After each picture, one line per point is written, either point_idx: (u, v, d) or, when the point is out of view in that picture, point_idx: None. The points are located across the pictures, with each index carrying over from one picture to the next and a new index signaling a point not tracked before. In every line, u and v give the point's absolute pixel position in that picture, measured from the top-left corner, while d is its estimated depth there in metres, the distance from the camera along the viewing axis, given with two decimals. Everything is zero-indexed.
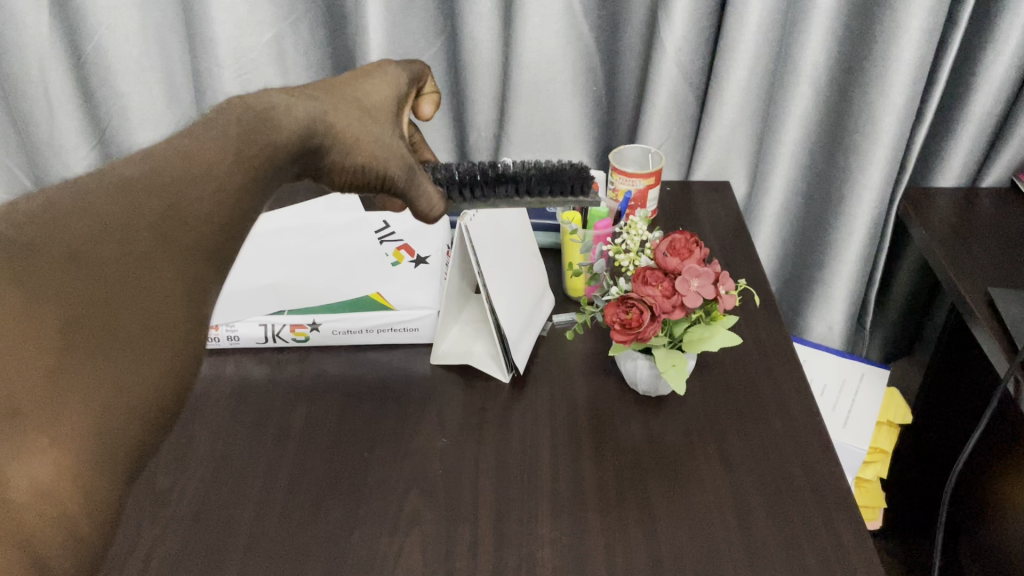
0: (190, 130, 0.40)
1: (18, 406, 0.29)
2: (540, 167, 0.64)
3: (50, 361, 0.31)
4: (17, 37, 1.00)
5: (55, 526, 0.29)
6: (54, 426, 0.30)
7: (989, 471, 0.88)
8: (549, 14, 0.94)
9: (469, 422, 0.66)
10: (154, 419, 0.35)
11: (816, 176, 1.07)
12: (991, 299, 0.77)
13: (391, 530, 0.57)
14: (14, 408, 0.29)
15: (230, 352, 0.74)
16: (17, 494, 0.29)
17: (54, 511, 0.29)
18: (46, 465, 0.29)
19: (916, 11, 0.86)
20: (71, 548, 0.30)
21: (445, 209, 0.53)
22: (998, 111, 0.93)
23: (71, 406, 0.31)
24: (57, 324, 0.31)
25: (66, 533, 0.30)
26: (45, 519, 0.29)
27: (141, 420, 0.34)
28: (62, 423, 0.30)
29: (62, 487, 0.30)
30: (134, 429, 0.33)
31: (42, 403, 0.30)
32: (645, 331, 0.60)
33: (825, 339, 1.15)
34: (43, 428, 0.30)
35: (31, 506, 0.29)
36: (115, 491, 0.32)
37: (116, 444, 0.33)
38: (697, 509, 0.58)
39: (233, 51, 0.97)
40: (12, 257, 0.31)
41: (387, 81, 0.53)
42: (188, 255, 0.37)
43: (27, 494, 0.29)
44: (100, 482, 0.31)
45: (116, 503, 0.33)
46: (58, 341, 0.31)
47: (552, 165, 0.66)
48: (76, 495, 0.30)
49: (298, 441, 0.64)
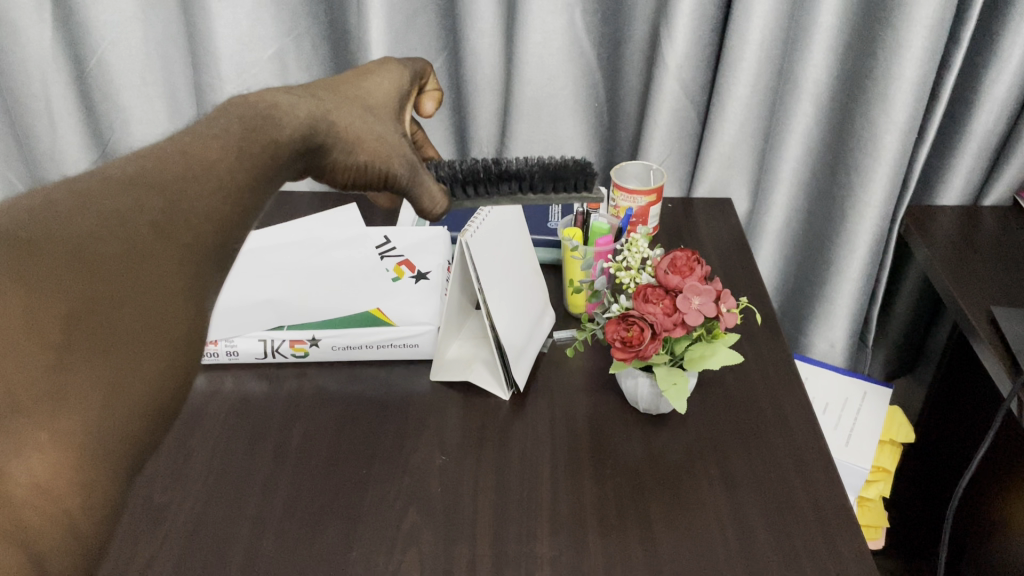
0: (192, 130, 0.41)
1: (18, 403, 0.29)
2: (543, 163, 0.64)
3: (47, 357, 0.30)
4: (21, 51, 1.01)
5: (55, 522, 0.28)
6: (55, 421, 0.29)
7: (992, 494, 0.88)
8: (551, 31, 0.95)
9: (469, 440, 0.65)
10: (153, 417, 0.33)
11: (817, 192, 1.06)
12: (994, 318, 0.77)
13: (389, 549, 0.56)
14: (14, 405, 0.29)
15: (229, 367, 0.73)
16: (16, 489, 0.28)
17: (53, 507, 0.28)
18: (47, 459, 0.29)
19: (920, 29, 0.86)
20: (71, 547, 0.29)
21: (449, 206, 0.52)
22: (1000, 129, 0.94)
23: (76, 400, 0.30)
24: (57, 318, 0.31)
25: (65, 532, 0.29)
26: (44, 517, 0.28)
27: (142, 415, 0.33)
28: (64, 417, 0.30)
29: (63, 481, 0.29)
30: (136, 426, 0.32)
31: (42, 398, 0.29)
32: (646, 350, 0.60)
33: (827, 356, 1.14)
34: (43, 423, 0.29)
35: (29, 501, 0.28)
36: (116, 488, 0.31)
37: (116, 441, 0.31)
38: (697, 528, 0.57)
39: (236, 65, 0.97)
40: (13, 251, 0.31)
41: (389, 79, 0.53)
42: (188, 252, 0.36)
43: (27, 490, 0.28)
44: (100, 479, 0.30)
45: (117, 503, 0.31)
46: (60, 334, 0.31)
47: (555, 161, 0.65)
48: (76, 491, 0.29)
49: (295, 458, 0.64)
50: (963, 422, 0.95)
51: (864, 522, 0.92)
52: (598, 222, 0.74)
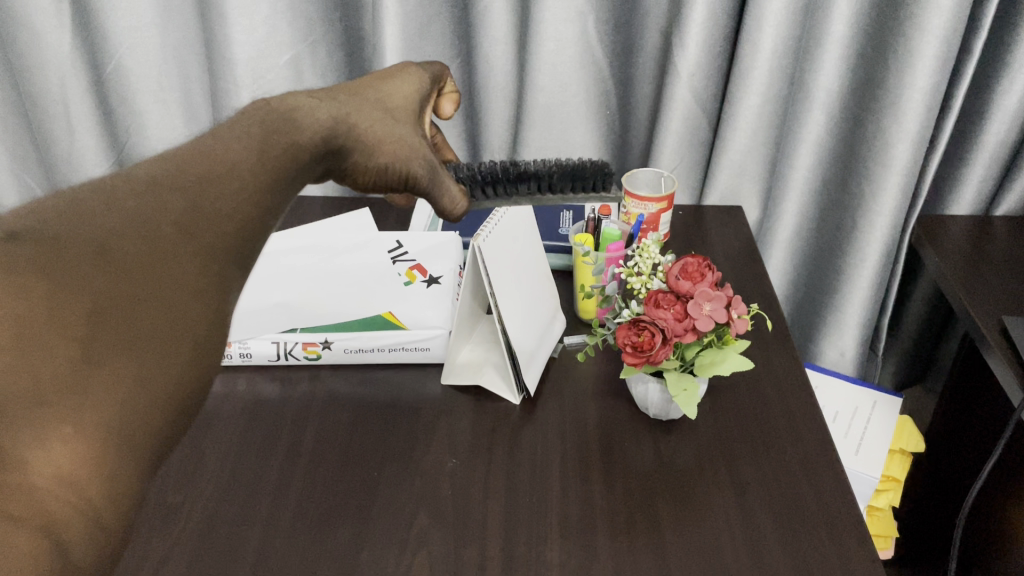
0: (214, 133, 0.41)
1: (42, 395, 0.29)
2: (562, 164, 0.66)
3: (70, 350, 0.31)
4: (41, 55, 1.03)
5: (78, 513, 0.29)
6: (77, 413, 0.30)
7: (1001, 508, 0.87)
8: (564, 39, 0.96)
9: (479, 443, 0.66)
10: (175, 413, 0.34)
11: (827, 200, 1.07)
12: (1004, 327, 0.77)
13: (400, 549, 0.56)
14: (38, 397, 0.29)
15: (242, 369, 0.74)
16: (40, 479, 0.28)
17: (77, 498, 0.29)
18: (70, 450, 0.29)
19: (931, 40, 0.86)
20: (94, 538, 0.30)
21: (468, 206, 0.53)
22: (1011, 139, 0.94)
23: (98, 394, 0.31)
24: (81, 315, 0.32)
25: (88, 521, 0.29)
26: (69, 506, 0.29)
27: (162, 410, 0.33)
28: (87, 409, 0.30)
29: (86, 474, 0.29)
30: (158, 423, 0.33)
31: (64, 390, 0.30)
32: (657, 354, 0.60)
33: (837, 365, 1.14)
34: (66, 415, 0.30)
35: (53, 491, 0.28)
36: (137, 481, 0.31)
37: (136, 436, 0.32)
38: (706, 533, 0.58)
39: (252, 71, 0.98)
40: (40, 247, 0.32)
41: (409, 82, 0.53)
42: (210, 252, 0.37)
43: (51, 480, 0.28)
44: (123, 473, 0.31)
45: (139, 495, 0.32)
46: (84, 328, 0.31)
47: (573, 163, 0.67)
48: (99, 483, 0.30)
49: (306, 461, 0.64)
50: (971, 433, 0.95)
51: (873, 532, 0.92)
52: (610, 228, 0.74)
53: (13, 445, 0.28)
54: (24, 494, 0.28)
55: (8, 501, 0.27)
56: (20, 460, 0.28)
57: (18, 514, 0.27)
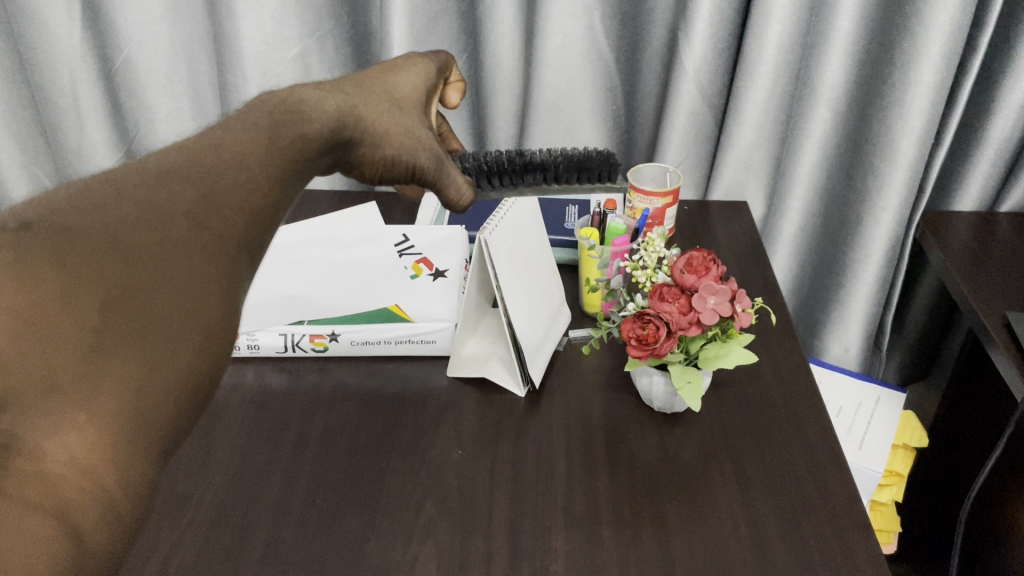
0: (224, 124, 0.42)
1: (55, 382, 0.30)
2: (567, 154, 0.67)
3: (83, 337, 0.31)
4: (52, 48, 1.04)
5: (92, 499, 0.29)
6: (91, 401, 0.30)
7: (1004, 502, 0.87)
8: (570, 34, 0.97)
9: (484, 435, 0.66)
10: (187, 400, 0.34)
11: (832, 197, 1.07)
12: (1009, 323, 0.77)
13: (406, 539, 0.57)
14: (51, 384, 0.30)
15: (252, 360, 0.75)
16: (53, 465, 0.29)
17: (90, 485, 0.29)
18: (84, 439, 0.30)
19: (938, 36, 0.86)
20: (108, 524, 0.30)
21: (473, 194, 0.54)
22: (1017, 135, 0.94)
23: (112, 382, 0.31)
24: (94, 303, 0.32)
25: (104, 508, 0.30)
26: (83, 492, 0.29)
27: (176, 398, 0.34)
28: (102, 397, 0.31)
29: (99, 461, 0.30)
30: (168, 412, 0.33)
31: (78, 378, 0.30)
32: (661, 347, 0.61)
33: (842, 361, 1.14)
34: (81, 404, 0.30)
35: (69, 477, 0.29)
36: (150, 469, 0.32)
37: (149, 424, 0.32)
38: (710, 526, 0.58)
39: (260, 64, 0.99)
40: (53, 235, 0.33)
41: (416, 74, 0.54)
42: (220, 243, 0.37)
43: (65, 467, 0.29)
44: (135, 460, 0.31)
45: (150, 482, 0.32)
46: (96, 316, 0.32)
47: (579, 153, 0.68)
48: (112, 470, 0.30)
49: (314, 451, 0.65)
50: (976, 429, 0.95)
51: (877, 527, 0.93)
52: (615, 222, 0.75)
53: (26, 431, 0.29)
54: (36, 480, 0.28)
55: (23, 486, 0.28)
56: (33, 447, 0.29)
57: (35, 501, 0.28)
